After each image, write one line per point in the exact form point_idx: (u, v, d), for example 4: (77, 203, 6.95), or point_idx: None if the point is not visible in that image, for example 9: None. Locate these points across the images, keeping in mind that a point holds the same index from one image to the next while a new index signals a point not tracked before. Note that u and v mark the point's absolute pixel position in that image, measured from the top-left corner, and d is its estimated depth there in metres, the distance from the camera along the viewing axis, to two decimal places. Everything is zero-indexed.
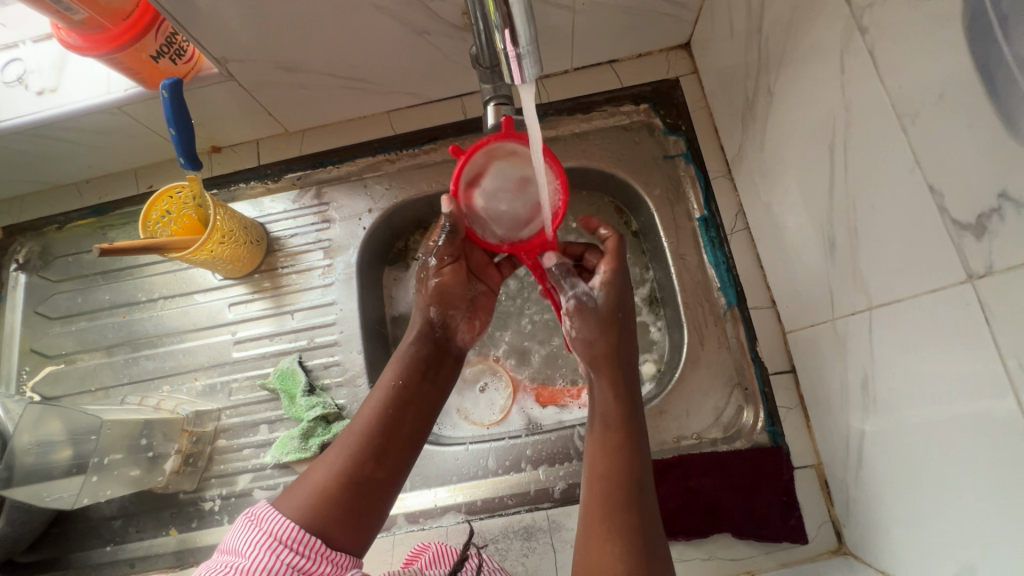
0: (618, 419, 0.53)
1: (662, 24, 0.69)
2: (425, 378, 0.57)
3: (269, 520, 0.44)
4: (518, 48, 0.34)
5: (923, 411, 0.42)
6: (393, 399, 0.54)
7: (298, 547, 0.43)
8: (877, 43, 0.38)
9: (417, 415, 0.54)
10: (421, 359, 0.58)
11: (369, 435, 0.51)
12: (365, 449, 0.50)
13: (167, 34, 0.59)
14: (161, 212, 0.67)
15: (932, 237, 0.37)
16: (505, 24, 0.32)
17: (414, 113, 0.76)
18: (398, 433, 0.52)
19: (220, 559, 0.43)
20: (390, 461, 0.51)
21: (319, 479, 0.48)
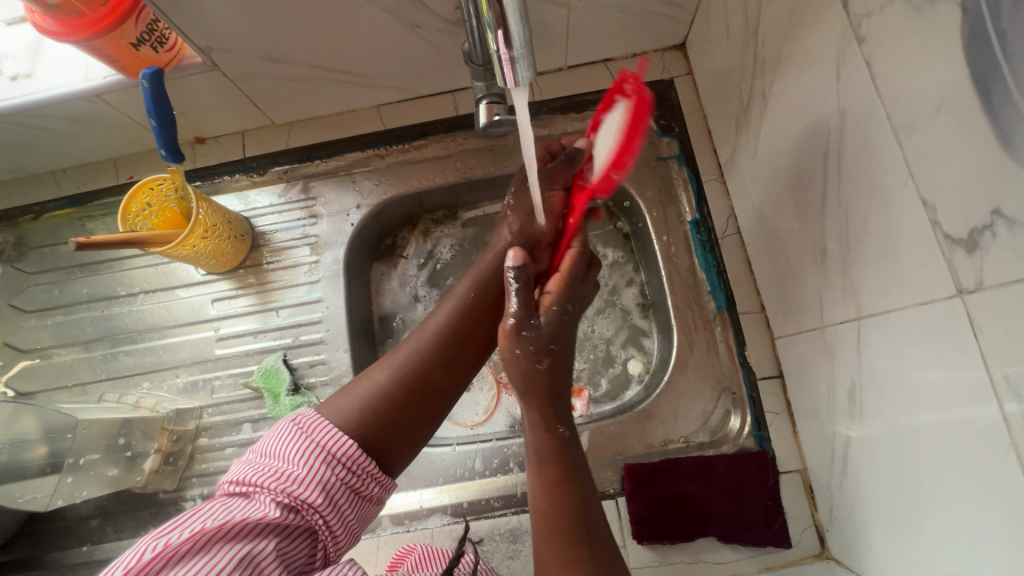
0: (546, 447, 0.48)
1: (657, 24, 0.68)
2: (499, 293, 0.58)
3: (320, 432, 0.45)
4: (512, 52, 0.33)
5: (908, 422, 0.42)
6: (463, 315, 0.56)
7: (349, 463, 0.45)
8: (875, 53, 0.38)
9: (481, 331, 0.56)
10: (497, 274, 0.59)
11: (435, 344, 0.53)
12: (430, 360, 0.52)
13: (148, 21, 0.57)
14: (141, 204, 0.64)
15: (924, 250, 0.37)
16: (498, 24, 0.31)
17: (404, 108, 0.74)
18: (463, 347, 0.54)
19: (263, 462, 0.44)
20: (452, 371, 0.53)
21: (381, 380, 0.50)
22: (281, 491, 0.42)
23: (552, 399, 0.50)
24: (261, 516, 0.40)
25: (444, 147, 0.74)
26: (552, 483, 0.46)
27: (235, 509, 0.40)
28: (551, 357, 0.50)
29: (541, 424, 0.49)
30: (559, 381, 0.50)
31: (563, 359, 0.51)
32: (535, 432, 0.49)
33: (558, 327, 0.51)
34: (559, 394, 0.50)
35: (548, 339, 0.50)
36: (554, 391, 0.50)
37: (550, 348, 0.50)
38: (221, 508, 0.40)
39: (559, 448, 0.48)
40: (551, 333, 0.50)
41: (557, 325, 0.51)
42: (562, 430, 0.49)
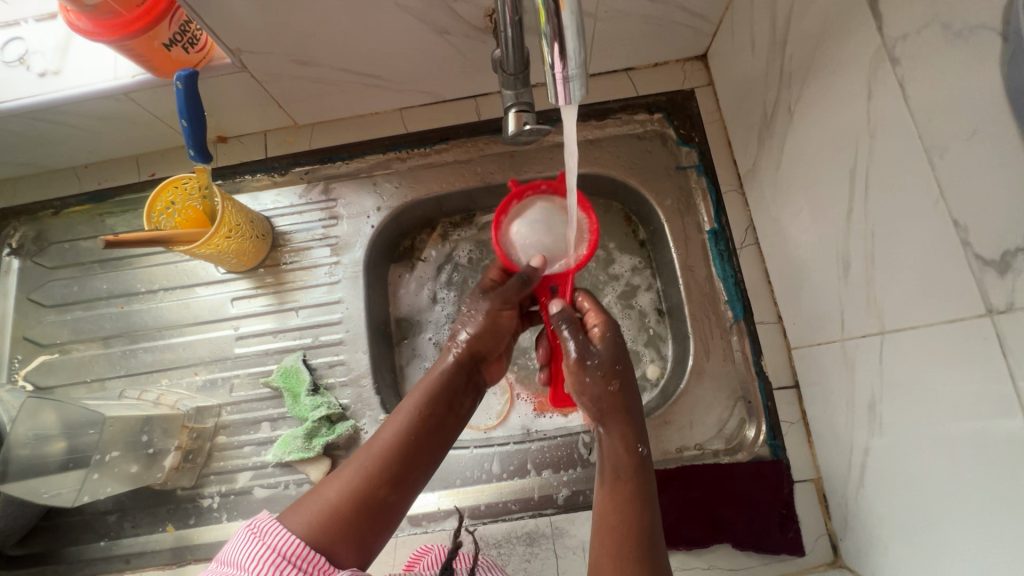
0: (630, 472, 0.49)
1: (681, 35, 0.69)
2: (447, 407, 0.53)
3: (273, 535, 0.42)
4: (566, 69, 0.33)
5: (929, 436, 0.43)
6: (418, 420, 0.51)
7: (301, 564, 0.41)
8: (909, 75, 0.39)
9: (433, 443, 0.51)
10: (446, 388, 0.54)
11: (390, 449, 0.49)
12: (380, 470, 0.47)
13: (181, 22, 0.57)
14: (166, 203, 0.65)
15: (953, 269, 0.38)
16: (555, 37, 0.32)
17: (426, 111, 0.75)
18: (418, 457, 0.49)
19: (220, 571, 0.41)
20: (403, 484, 0.48)
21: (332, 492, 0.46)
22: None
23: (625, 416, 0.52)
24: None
25: (465, 152, 0.74)
26: (633, 512, 0.47)
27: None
28: (619, 377, 0.53)
29: (624, 444, 0.50)
30: (629, 398, 0.53)
31: (629, 378, 0.54)
32: (613, 453, 0.50)
33: (619, 350, 0.54)
34: (633, 412, 0.52)
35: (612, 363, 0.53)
36: (623, 410, 0.52)
37: (615, 368, 0.53)
38: None
39: (638, 468, 0.49)
40: (613, 355, 0.53)
41: (616, 347, 0.54)
42: (642, 450, 0.50)
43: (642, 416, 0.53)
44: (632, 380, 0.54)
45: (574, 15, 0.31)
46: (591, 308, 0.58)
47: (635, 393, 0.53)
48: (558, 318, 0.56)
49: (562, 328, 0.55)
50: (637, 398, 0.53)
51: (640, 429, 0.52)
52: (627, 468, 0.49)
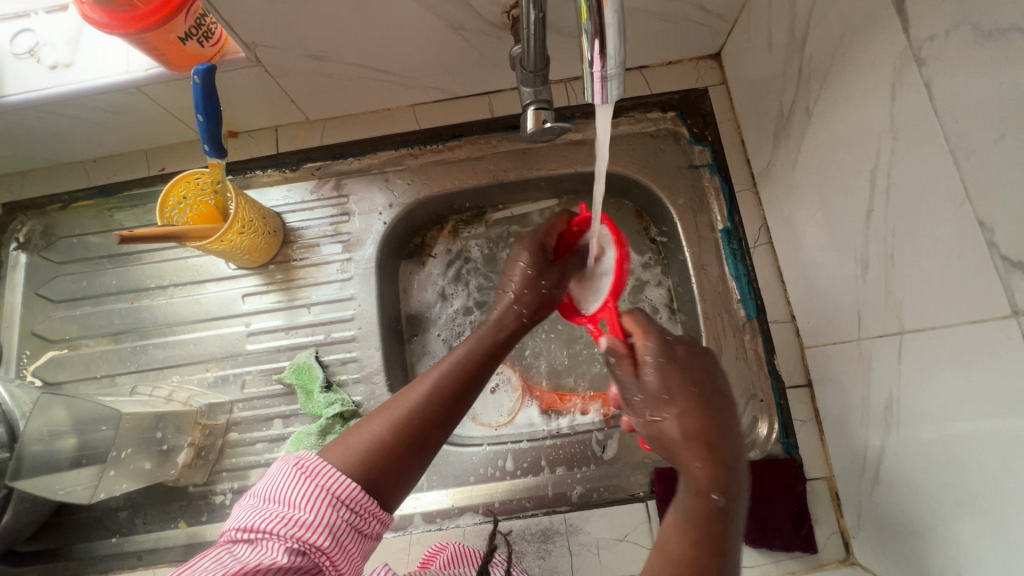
0: (704, 508, 0.41)
1: (696, 33, 0.69)
2: (492, 356, 0.54)
3: (324, 475, 0.42)
4: (604, 68, 0.33)
5: (949, 435, 0.43)
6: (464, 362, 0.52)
7: (355, 506, 0.42)
8: (935, 77, 0.39)
9: (474, 388, 0.51)
10: (495, 338, 0.55)
11: (444, 385, 0.49)
12: (431, 407, 0.48)
13: (197, 15, 0.56)
14: (178, 198, 0.64)
15: (978, 270, 0.38)
16: (596, 34, 0.31)
17: (439, 108, 0.74)
18: (464, 396, 0.50)
19: (269, 506, 0.41)
20: (449, 422, 0.49)
21: (377, 430, 0.46)
22: (290, 537, 0.40)
23: (697, 451, 0.43)
24: (267, 564, 0.38)
25: (477, 149, 0.74)
26: (700, 553, 0.39)
27: (240, 559, 0.39)
28: (670, 407, 0.46)
29: (689, 486, 0.43)
30: (693, 429, 0.45)
31: (693, 406, 0.46)
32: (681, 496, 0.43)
33: (670, 376, 0.47)
34: (709, 446, 0.43)
35: (657, 393, 0.47)
36: (689, 440, 0.44)
37: (662, 398, 0.47)
38: (229, 557, 0.39)
39: (703, 514, 0.41)
40: (658, 384, 0.48)
41: (667, 374, 0.48)
42: (716, 496, 0.41)
43: (728, 448, 0.44)
44: (699, 406, 0.46)
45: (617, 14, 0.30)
46: (637, 329, 0.52)
47: (711, 423, 0.45)
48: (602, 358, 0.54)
49: (610, 364, 0.53)
50: (716, 429, 0.44)
51: (716, 467, 0.42)
52: (707, 503, 0.41)
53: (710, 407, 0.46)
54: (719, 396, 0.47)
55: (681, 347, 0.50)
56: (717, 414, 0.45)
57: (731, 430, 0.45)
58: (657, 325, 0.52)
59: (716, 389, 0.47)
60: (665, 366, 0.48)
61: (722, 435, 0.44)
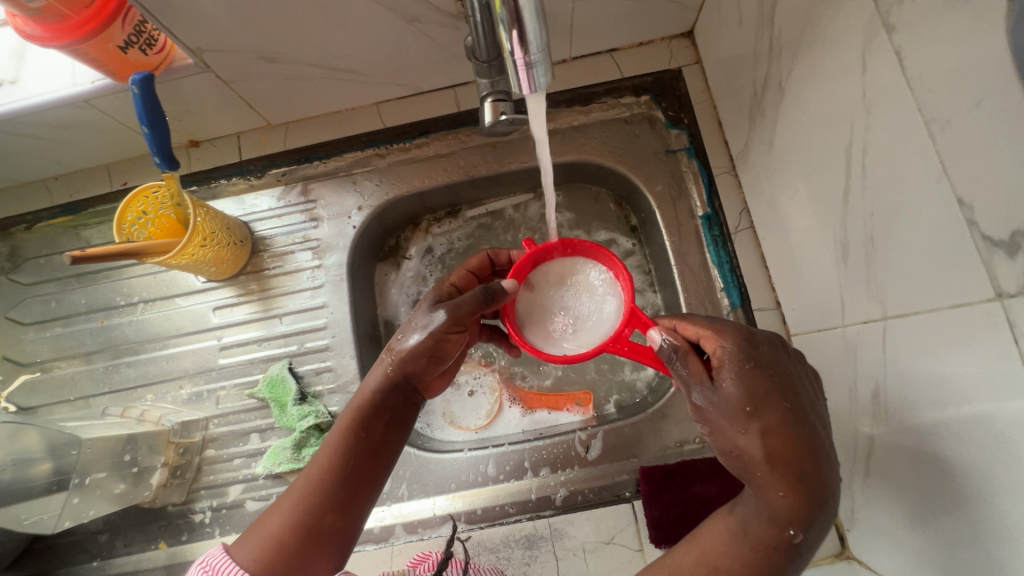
0: (767, 542, 0.40)
1: (666, 11, 0.65)
2: (383, 427, 0.49)
3: (221, 574, 0.43)
4: (527, 55, 0.34)
5: (936, 424, 0.41)
6: (354, 435, 0.48)
7: None
8: (905, 43, 0.36)
9: (374, 465, 0.48)
10: (380, 407, 0.49)
11: (327, 468, 0.47)
12: (319, 497, 0.46)
13: (135, 22, 0.55)
14: (136, 213, 0.62)
15: (959, 251, 0.35)
16: (512, 21, 0.32)
17: (404, 105, 0.72)
18: (361, 476, 0.47)
19: None
20: (347, 506, 0.46)
21: (275, 523, 0.45)
22: None
23: (782, 475, 0.39)
24: None
25: (446, 145, 0.71)
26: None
27: None
28: (754, 424, 0.40)
29: (767, 512, 0.40)
30: (780, 451, 0.40)
31: (780, 423, 0.40)
32: (753, 518, 0.41)
33: (759, 386, 0.41)
34: (797, 471, 0.39)
35: (742, 406, 0.41)
36: (776, 464, 0.40)
37: (744, 412, 0.41)
38: None
39: (774, 545, 0.40)
40: (741, 394, 0.41)
41: (751, 382, 0.41)
42: (792, 531, 0.39)
43: (819, 475, 0.39)
44: (789, 423, 0.40)
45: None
46: (709, 334, 0.45)
47: (798, 444, 0.40)
48: (659, 353, 0.47)
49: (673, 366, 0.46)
50: (805, 450, 0.40)
51: (801, 500, 0.39)
52: (776, 534, 0.40)
53: (800, 423, 0.40)
54: (806, 410, 0.41)
55: (763, 347, 0.43)
56: (808, 434, 0.40)
57: (825, 456, 0.40)
58: (733, 325, 0.45)
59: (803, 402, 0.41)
60: (746, 376, 0.41)
61: (813, 461, 0.39)
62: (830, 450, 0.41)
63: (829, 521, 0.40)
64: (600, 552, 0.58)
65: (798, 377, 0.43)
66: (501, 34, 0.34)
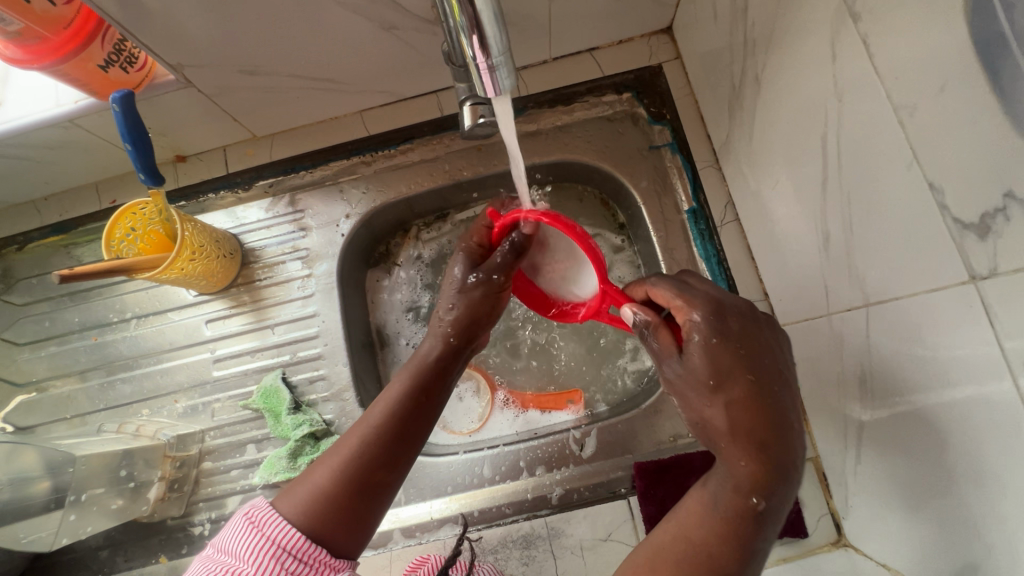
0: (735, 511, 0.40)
1: (643, 8, 0.66)
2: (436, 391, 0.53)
3: (271, 526, 0.44)
4: (489, 59, 0.35)
5: (923, 408, 0.41)
6: (410, 397, 0.51)
7: (299, 556, 0.44)
8: (872, 31, 0.36)
9: (424, 429, 0.51)
10: (437, 371, 0.54)
11: (380, 429, 0.49)
12: (374, 455, 0.48)
13: (115, 41, 0.55)
14: (126, 229, 0.62)
15: (932, 235, 0.36)
16: (472, 27, 0.33)
17: (387, 112, 0.72)
18: (410, 441, 0.50)
19: (217, 560, 0.44)
20: (399, 466, 0.49)
21: (323, 479, 0.47)
22: None
23: (743, 445, 0.41)
24: None
25: (431, 150, 0.72)
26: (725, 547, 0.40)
27: None
28: (719, 396, 0.42)
29: (730, 481, 0.41)
30: (742, 421, 0.41)
31: (744, 396, 0.42)
32: (719, 488, 0.41)
33: (724, 359, 0.42)
34: (757, 441, 0.41)
35: (708, 380, 0.42)
36: (737, 434, 0.41)
37: (708, 385, 0.42)
38: None
39: (740, 513, 0.40)
40: (707, 367, 0.42)
41: (717, 357, 0.43)
42: (755, 499, 0.40)
43: (778, 445, 0.40)
44: (752, 395, 0.41)
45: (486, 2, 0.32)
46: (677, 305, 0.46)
47: (760, 414, 0.41)
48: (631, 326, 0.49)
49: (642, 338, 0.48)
50: (769, 421, 0.41)
51: (764, 468, 0.40)
52: (742, 504, 0.40)
53: (764, 396, 0.42)
54: (769, 378, 0.42)
55: (733, 321, 0.44)
56: (773, 406, 0.41)
57: (787, 427, 0.41)
58: (706, 294, 0.46)
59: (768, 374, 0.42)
60: (713, 348, 0.43)
61: (774, 433, 0.41)
62: (794, 417, 0.42)
63: (790, 492, 0.41)
64: (597, 549, 0.58)
65: (766, 346, 0.44)
66: (463, 41, 0.35)
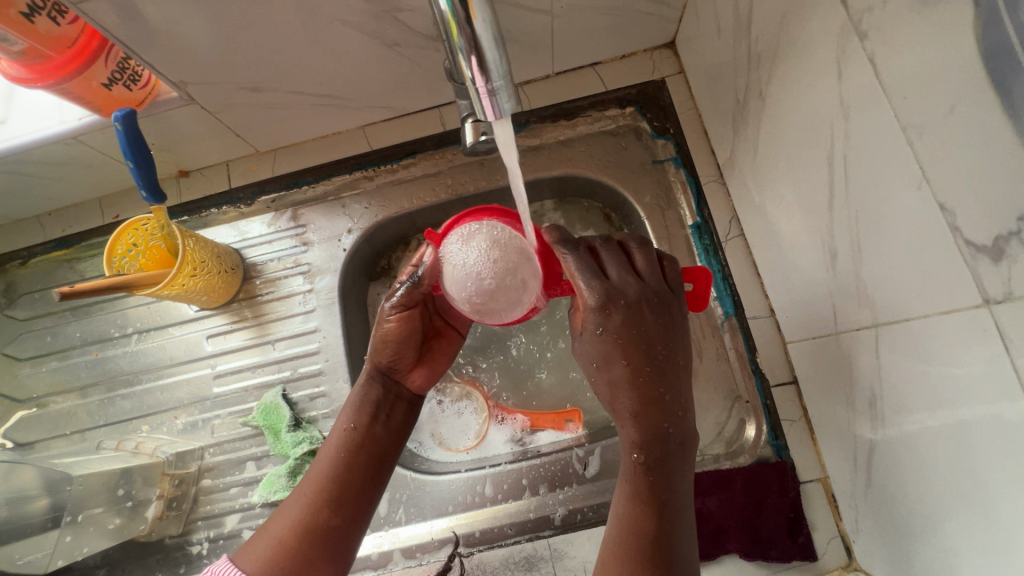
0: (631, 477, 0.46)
1: (645, 23, 0.66)
2: (369, 421, 0.53)
3: None
4: (490, 83, 0.35)
5: (932, 431, 0.40)
6: (345, 434, 0.53)
7: None
8: (878, 50, 0.36)
9: (366, 461, 0.52)
10: (370, 403, 0.54)
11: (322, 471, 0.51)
12: (318, 499, 0.50)
13: (118, 59, 0.55)
14: (127, 245, 0.62)
15: (944, 257, 0.35)
16: (471, 49, 0.33)
17: (390, 127, 0.72)
18: (355, 480, 0.51)
19: None
20: (342, 505, 0.50)
21: (277, 528, 0.49)
22: None
23: (623, 415, 0.47)
24: None
25: (433, 165, 0.72)
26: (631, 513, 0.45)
27: None
28: (603, 374, 0.48)
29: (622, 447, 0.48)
30: (624, 396, 0.47)
31: (624, 374, 0.47)
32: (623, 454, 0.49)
33: (603, 346, 0.47)
34: (633, 409, 0.46)
35: (593, 361, 0.48)
36: (616, 405, 0.47)
37: (596, 367, 0.48)
38: None
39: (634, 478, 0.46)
40: (593, 353, 0.48)
41: (602, 342, 0.47)
42: (637, 455, 0.46)
43: (657, 410, 0.46)
44: (632, 372, 0.46)
45: (486, 28, 0.33)
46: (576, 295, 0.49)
47: (641, 386, 0.46)
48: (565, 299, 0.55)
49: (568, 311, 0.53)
50: (647, 391, 0.46)
51: (644, 432, 0.46)
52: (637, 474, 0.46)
53: (642, 372, 0.46)
54: (647, 358, 0.47)
55: (618, 311, 0.47)
56: (649, 378, 0.46)
57: (664, 394, 0.46)
58: (599, 285, 0.48)
59: (648, 349, 0.47)
60: (600, 335, 0.47)
61: (651, 398, 0.46)
62: (667, 391, 0.46)
63: (675, 452, 0.46)
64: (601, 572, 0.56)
65: (649, 328, 0.47)
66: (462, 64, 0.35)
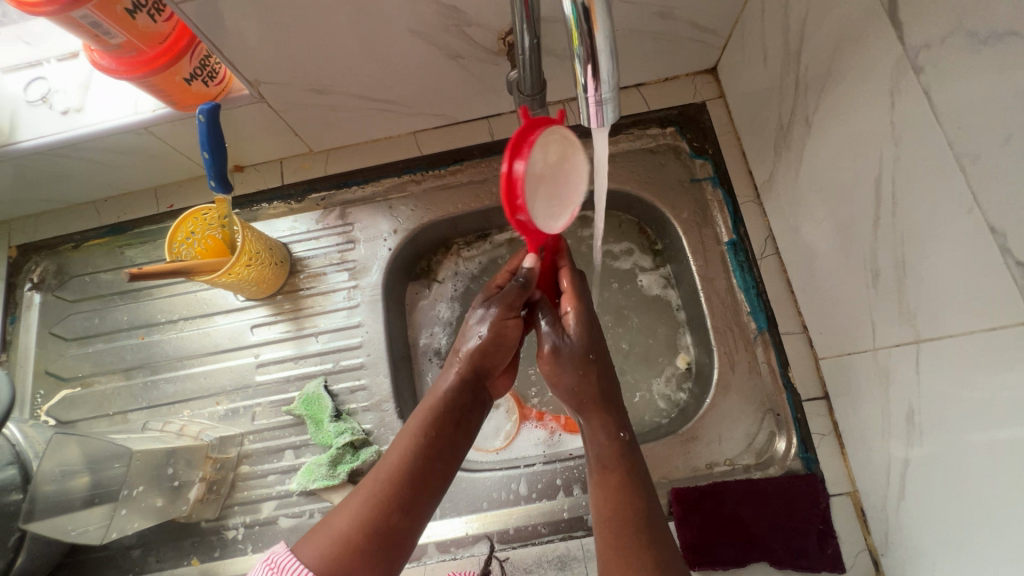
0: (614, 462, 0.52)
1: (691, 50, 0.69)
2: (451, 426, 0.52)
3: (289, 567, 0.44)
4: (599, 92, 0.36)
5: (970, 444, 0.42)
6: (424, 436, 0.51)
7: None
8: (933, 83, 0.39)
9: (444, 466, 0.50)
10: (451, 405, 0.53)
11: (395, 471, 0.49)
12: (391, 499, 0.47)
13: (201, 56, 0.58)
14: (186, 233, 0.64)
15: (993, 277, 0.37)
16: (588, 58, 0.34)
17: (440, 134, 0.75)
18: (432, 487, 0.49)
19: None
20: (414, 508, 0.48)
21: (342, 523, 0.46)
22: None
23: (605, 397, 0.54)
24: None
25: (479, 172, 0.75)
26: (621, 501, 0.49)
27: None
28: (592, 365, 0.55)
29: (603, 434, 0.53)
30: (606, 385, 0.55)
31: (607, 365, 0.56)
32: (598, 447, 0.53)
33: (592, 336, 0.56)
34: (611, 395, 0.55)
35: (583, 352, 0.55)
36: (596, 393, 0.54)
37: (587, 357, 0.55)
38: None
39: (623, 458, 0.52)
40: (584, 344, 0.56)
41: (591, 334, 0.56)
42: (623, 434, 0.53)
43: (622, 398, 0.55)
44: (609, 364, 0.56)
45: (606, 40, 0.34)
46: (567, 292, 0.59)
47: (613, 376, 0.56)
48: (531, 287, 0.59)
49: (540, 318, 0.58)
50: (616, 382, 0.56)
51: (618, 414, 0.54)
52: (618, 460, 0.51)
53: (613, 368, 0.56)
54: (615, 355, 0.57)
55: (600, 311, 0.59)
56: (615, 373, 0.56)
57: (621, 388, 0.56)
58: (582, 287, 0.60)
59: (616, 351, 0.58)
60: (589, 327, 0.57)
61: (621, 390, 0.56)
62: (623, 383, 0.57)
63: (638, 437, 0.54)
64: None
65: None
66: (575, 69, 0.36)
